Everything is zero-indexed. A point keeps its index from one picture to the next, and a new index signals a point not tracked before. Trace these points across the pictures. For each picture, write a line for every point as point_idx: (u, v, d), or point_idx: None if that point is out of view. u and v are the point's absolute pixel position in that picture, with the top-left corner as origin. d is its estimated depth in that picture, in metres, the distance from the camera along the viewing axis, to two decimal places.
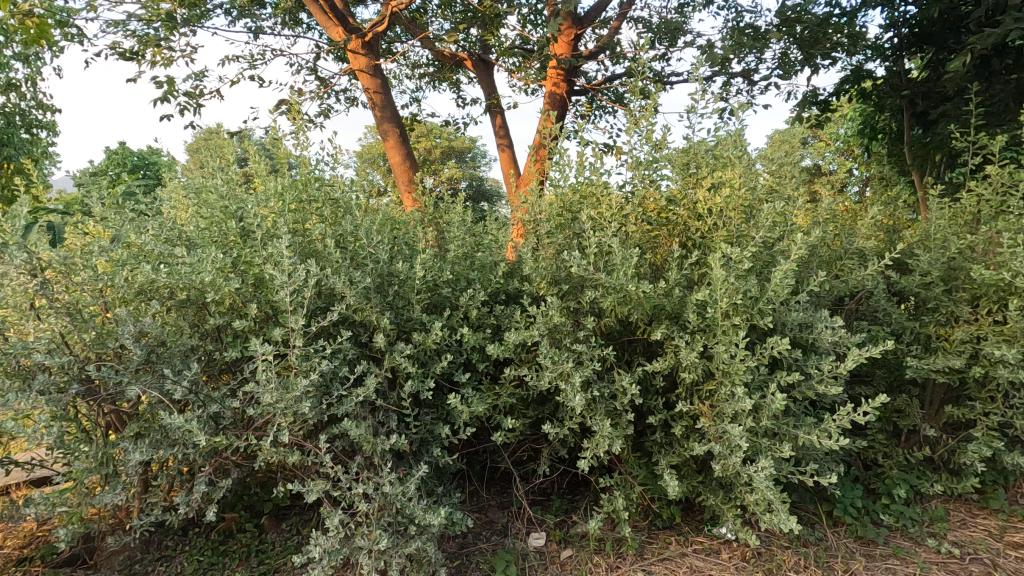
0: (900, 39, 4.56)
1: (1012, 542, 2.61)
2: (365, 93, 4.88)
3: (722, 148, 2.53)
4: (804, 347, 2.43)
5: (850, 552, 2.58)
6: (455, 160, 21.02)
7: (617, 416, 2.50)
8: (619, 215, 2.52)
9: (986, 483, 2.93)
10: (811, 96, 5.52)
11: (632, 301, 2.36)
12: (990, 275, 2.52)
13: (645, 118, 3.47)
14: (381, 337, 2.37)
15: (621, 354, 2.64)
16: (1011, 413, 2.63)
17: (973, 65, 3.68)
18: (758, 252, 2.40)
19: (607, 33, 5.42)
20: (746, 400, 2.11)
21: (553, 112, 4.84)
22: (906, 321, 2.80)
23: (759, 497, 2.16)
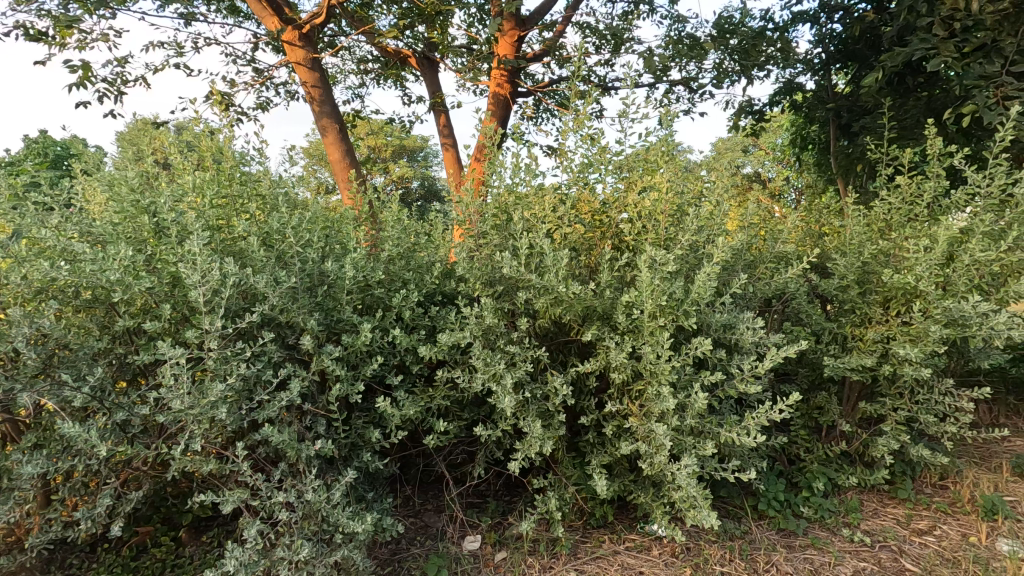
0: (827, 55, 4.80)
1: (917, 529, 2.77)
2: (302, 87, 4.72)
3: (653, 152, 2.58)
4: (729, 347, 2.51)
5: (772, 544, 2.69)
6: (407, 159, 20.76)
7: (550, 417, 2.50)
8: (551, 216, 2.54)
9: (896, 474, 3.11)
10: (747, 106, 5.74)
11: (563, 303, 2.37)
12: (897, 279, 2.67)
13: (586, 122, 3.50)
14: (307, 339, 2.29)
15: (556, 356, 2.65)
16: (917, 408, 2.80)
17: (890, 82, 3.91)
18: (685, 255, 2.46)
19: (552, 36, 5.47)
20: (670, 400, 2.15)
21: (497, 114, 4.87)
22: (823, 323, 2.95)
23: (683, 494, 2.21)
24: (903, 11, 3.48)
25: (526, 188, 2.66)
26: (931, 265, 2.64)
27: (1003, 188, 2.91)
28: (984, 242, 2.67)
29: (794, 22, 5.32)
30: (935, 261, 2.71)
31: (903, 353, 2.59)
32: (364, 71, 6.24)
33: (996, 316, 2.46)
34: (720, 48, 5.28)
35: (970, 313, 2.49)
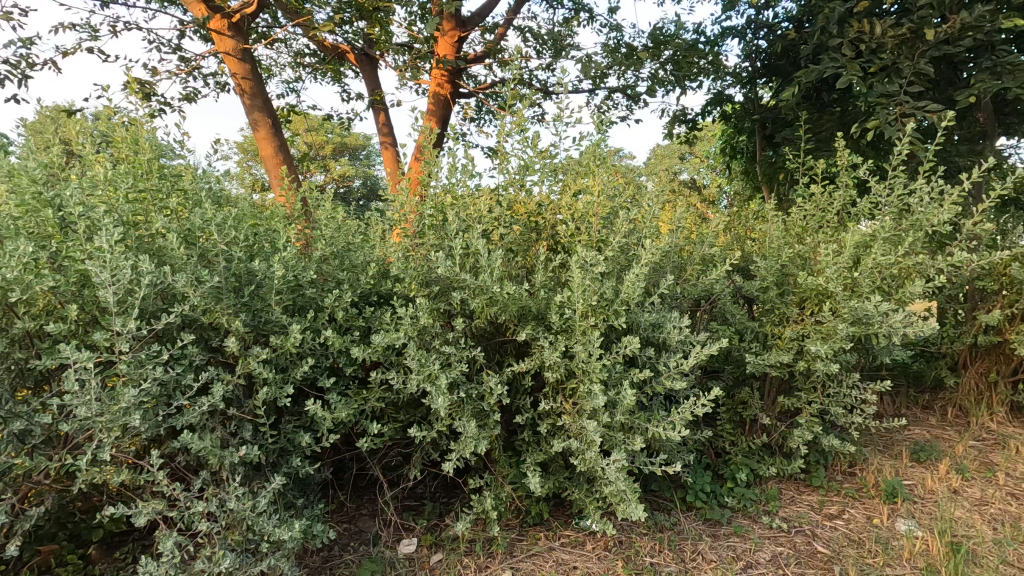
0: (753, 69, 5.07)
1: (829, 513, 2.97)
2: (232, 78, 4.53)
3: (587, 156, 2.65)
4: (657, 346, 2.61)
5: (699, 534, 2.81)
6: (348, 157, 20.26)
7: (485, 416, 2.52)
8: (487, 217, 2.55)
9: (811, 463, 3.32)
10: (681, 115, 5.98)
11: (498, 303, 2.39)
12: (811, 281, 2.87)
13: (525, 124, 3.55)
14: (231, 341, 2.19)
15: (492, 356, 2.67)
16: (828, 401, 3.01)
17: (807, 96, 4.18)
18: (616, 256, 2.54)
19: (492, 39, 5.50)
20: (600, 397, 2.21)
21: (438, 114, 4.86)
22: (746, 322, 3.12)
23: (613, 488, 2.28)
24: (817, 31, 3.74)
25: (462, 189, 2.66)
26: (839, 267, 2.85)
27: (901, 198, 3.19)
28: (885, 247, 2.90)
29: (723, 36, 5.60)
30: (844, 265, 2.92)
31: (815, 349, 2.78)
32: (301, 65, 6.05)
33: (894, 315, 2.68)
34: (655, 58, 5.48)
35: (873, 312, 2.70)
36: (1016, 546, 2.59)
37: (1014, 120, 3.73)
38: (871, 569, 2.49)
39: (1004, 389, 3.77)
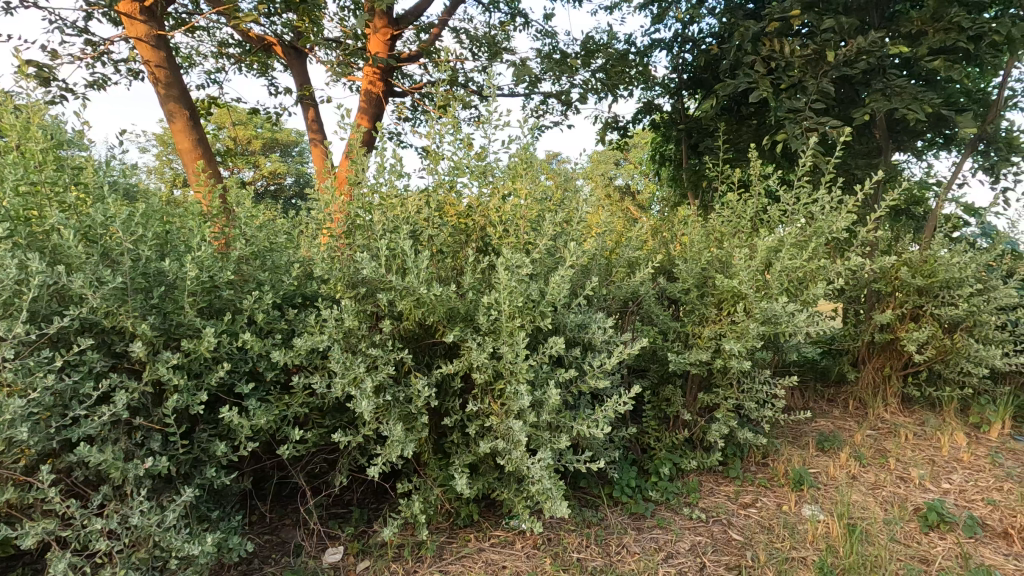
0: (679, 80, 5.30)
1: (743, 502, 3.15)
2: (145, 66, 4.25)
3: (515, 160, 2.68)
4: (583, 346, 2.67)
5: (624, 527, 2.91)
6: (279, 153, 19.47)
7: (413, 419, 2.49)
8: (415, 218, 2.53)
9: (729, 456, 3.51)
10: (613, 122, 6.17)
11: (426, 304, 2.37)
12: (726, 283, 3.03)
13: (457, 126, 3.54)
14: (136, 346, 2.06)
15: (420, 358, 2.65)
16: (743, 396, 3.19)
17: (727, 109, 4.41)
18: (543, 259, 2.58)
19: (427, 38, 5.46)
20: (526, 397, 2.25)
21: (370, 112, 4.79)
22: (669, 322, 3.26)
23: (539, 487, 2.32)
24: (734, 48, 3.97)
25: (390, 189, 2.62)
26: (751, 270, 3.04)
27: (807, 206, 3.43)
28: (792, 252, 3.12)
29: (652, 48, 5.83)
30: (756, 268, 3.11)
31: (730, 348, 2.94)
32: (224, 55, 5.76)
33: (799, 315, 2.88)
34: (587, 66, 5.62)
35: (781, 312, 2.89)
36: (902, 524, 2.85)
37: (903, 137, 4.10)
38: (778, 552, 2.66)
39: (897, 381, 4.13)
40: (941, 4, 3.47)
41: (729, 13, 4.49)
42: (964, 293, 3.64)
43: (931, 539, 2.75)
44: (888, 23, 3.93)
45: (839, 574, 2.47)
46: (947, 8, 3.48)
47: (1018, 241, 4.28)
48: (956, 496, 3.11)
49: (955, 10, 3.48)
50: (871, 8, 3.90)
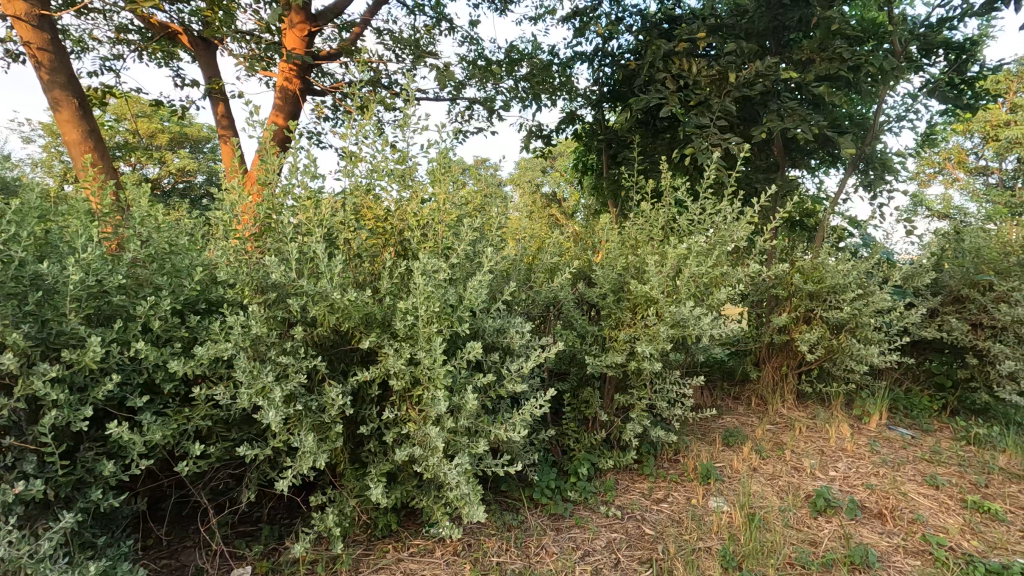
0: (600, 92, 5.49)
1: (656, 498, 3.30)
2: (24, 48, 3.85)
3: (434, 164, 2.67)
4: (502, 351, 2.70)
5: (543, 529, 2.95)
6: (189, 149, 18.23)
7: (327, 429, 2.40)
8: (329, 221, 2.46)
9: (643, 454, 3.66)
10: (537, 131, 6.29)
11: (340, 309, 2.30)
12: (639, 288, 3.17)
13: (377, 128, 3.48)
14: (5, 357, 1.84)
15: (335, 365, 2.56)
16: (656, 396, 3.34)
17: (643, 122, 4.63)
18: (462, 264, 2.58)
19: (347, 36, 5.32)
20: (443, 403, 2.23)
21: (285, 109, 4.60)
22: (587, 326, 3.36)
23: (456, 492, 2.31)
24: (648, 64, 4.17)
25: (303, 190, 2.52)
26: (662, 276, 3.19)
27: (713, 217, 3.66)
28: (699, 259, 3.31)
29: (574, 60, 6.01)
30: (666, 274, 3.28)
31: (643, 350, 3.07)
32: (122, 42, 5.33)
33: (705, 319, 3.06)
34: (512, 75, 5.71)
35: (688, 316, 3.06)
36: (795, 511, 3.09)
37: (797, 155, 4.48)
38: (686, 543, 2.80)
39: (792, 379, 4.48)
40: (826, 36, 3.82)
41: (644, 32, 4.72)
42: (848, 298, 4.02)
43: (819, 522, 3.00)
44: (783, 50, 4.29)
45: (740, 561, 2.64)
46: (832, 39, 3.85)
47: (892, 251, 4.78)
48: (841, 482, 3.41)
49: (838, 42, 3.85)
50: (768, 35, 4.24)
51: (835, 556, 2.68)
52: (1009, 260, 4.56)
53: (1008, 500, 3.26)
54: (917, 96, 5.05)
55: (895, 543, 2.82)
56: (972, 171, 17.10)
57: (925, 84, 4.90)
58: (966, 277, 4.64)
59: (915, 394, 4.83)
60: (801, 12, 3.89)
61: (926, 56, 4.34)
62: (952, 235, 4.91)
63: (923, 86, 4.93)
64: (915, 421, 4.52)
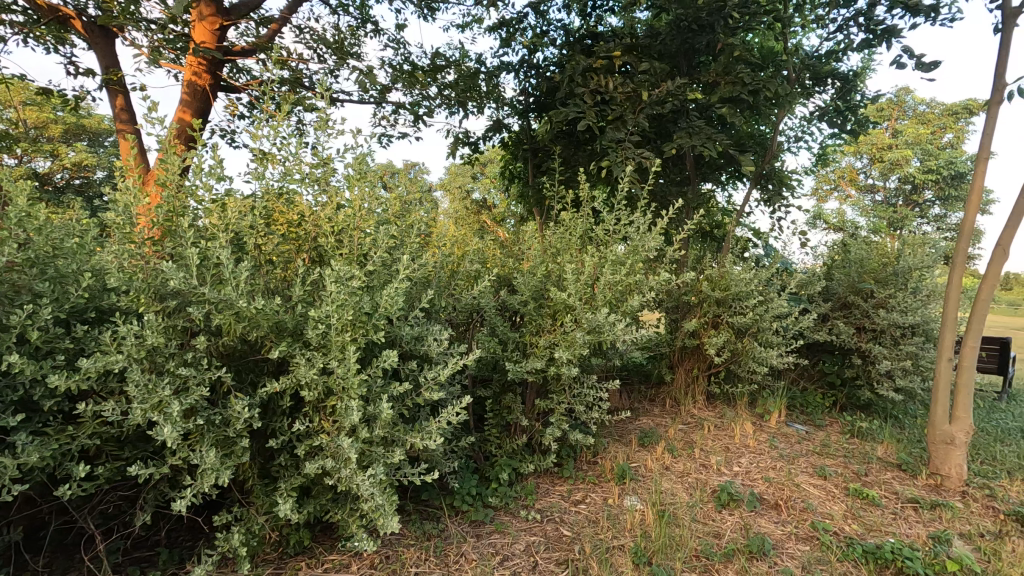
0: (525, 102, 5.60)
1: (574, 499, 3.39)
2: None
3: (350, 169, 2.61)
4: (420, 359, 2.68)
5: (463, 536, 2.96)
6: (87, 143, 16.74)
7: (232, 444, 2.28)
8: (235, 225, 2.35)
9: (564, 457, 3.76)
10: (464, 138, 6.32)
11: (247, 318, 2.20)
12: (557, 295, 3.25)
13: (294, 130, 3.37)
14: None
15: (243, 377, 2.44)
16: (575, 400, 3.44)
17: (565, 133, 4.77)
18: (378, 271, 2.54)
19: (265, 33, 5.11)
20: (356, 413, 2.18)
21: (193, 106, 4.36)
22: (508, 333, 3.41)
23: (370, 503, 2.26)
24: (568, 78, 4.31)
25: (207, 192, 2.40)
26: (579, 284, 3.30)
27: (628, 227, 3.82)
28: (615, 267, 3.45)
29: (500, 70, 6.09)
30: (584, 281, 3.39)
31: (561, 356, 3.15)
32: (4, 23, 4.83)
33: (619, 325, 3.19)
34: (437, 81, 5.71)
35: (603, 322, 3.18)
36: (701, 506, 3.27)
37: (706, 170, 4.77)
38: (601, 543, 2.89)
39: (702, 381, 4.76)
40: (729, 60, 4.11)
41: (566, 47, 4.87)
42: (749, 304, 4.32)
43: (723, 515, 3.19)
44: (694, 71, 4.56)
45: (650, 556, 2.76)
46: (734, 64, 4.14)
47: (790, 261, 5.20)
48: (743, 476, 3.65)
49: (740, 67, 4.15)
50: (680, 57, 4.50)
51: (735, 547, 2.86)
52: (887, 270, 5.07)
53: (883, 486, 3.62)
54: (810, 120, 5.54)
55: (788, 532, 3.06)
56: (862, 188, 18.88)
57: (817, 109, 5.37)
58: (852, 286, 5.12)
59: (810, 392, 5.26)
60: (707, 37, 4.17)
61: (816, 84, 4.76)
62: (841, 247, 5.41)
63: (815, 111, 5.41)
64: (809, 418, 4.92)
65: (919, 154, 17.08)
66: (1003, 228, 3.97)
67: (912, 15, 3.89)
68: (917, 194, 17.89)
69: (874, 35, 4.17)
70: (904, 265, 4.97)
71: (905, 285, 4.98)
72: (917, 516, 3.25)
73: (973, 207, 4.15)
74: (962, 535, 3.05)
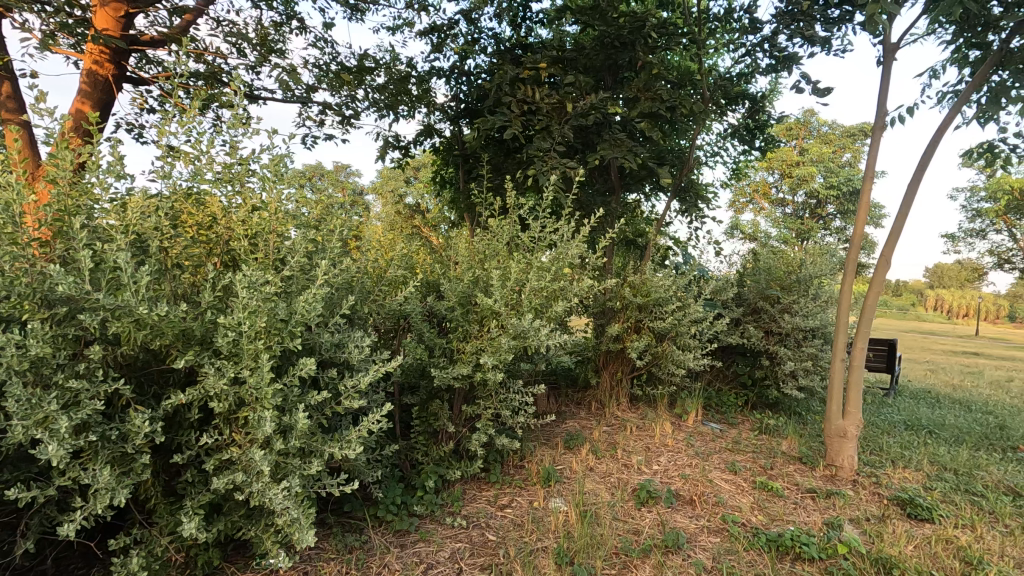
0: (456, 108, 5.61)
1: (501, 504, 3.41)
2: None
3: (267, 170, 2.52)
4: (341, 367, 2.62)
5: (387, 546, 2.90)
6: None
7: (131, 461, 2.13)
8: (137, 227, 2.19)
9: (490, 462, 3.77)
10: (394, 141, 6.23)
11: (149, 326, 2.07)
12: (483, 300, 3.28)
13: (209, 127, 3.21)
14: None
15: (145, 389, 2.28)
16: (501, 405, 3.46)
17: (494, 141, 4.82)
18: (296, 276, 2.46)
19: (178, 23, 4.82)
20: (269, 424, 2.10)
21: (93, 97, 4.04)
22: (435, 339, 3.39)
23: (284, 518, 2.18)
24: (497, 86, 4.37)
25: (105, 191, 2.23)
26: (505, 290, 3.34)
27: (554, 234, 3.92)
28: (540, 273, 3.52)
29: (431, 74, 6.07)
30: (510, 287, 3.44)
31: (487, 361, 3.17)
32: None
33: (543, 330, 3.25)
34: (366, 83, 5.60)
35: (529, 328, 3.23)
36: (622, 504, 3.39)
37: (629, 181, 4.98)
38: (526, 545, 2.93)
39: (625, 384, 4.94)
40: (649, 77, 4.32)
41: (496, 56, 4.93)
42: (668, 309, 4.54)
43: (642, 513, 3.32)
44: (618, 86, 4.75)
45: (572, 555, 2.83)
46: (654, 81, 4.35)
47: (706, 269, 5.51)
48: (661, 475, 3.82)
49: (659, 84, 4.36)
50: (605, 71, 4.67)
51: (652, 542, 2.98)
52: (791, 277, 5.48)
53: (786, 478, 3.91)
54: (724, 137, 5.91)
55: (702, 525, 3.23)
56: (773, 202, 20.32)
57: (730, 127, 5.74)
58: (761, 292, 5.49)
59: (724, 393, 5.58)
60: (629, 55, 4.36)
61: (729, 103, 5.09)
62: (751, 256, 5.80)
63: (728, 128, 5.78)
64: (723, 417, 5.22)
65: (823, 171, 18.57)
66: (886, 240, 4.41)
67: (809, 45, 4.25)
68: (821, 208, 19.47)
69: (777, 61, 4.52)
70: (806, 274, 5.39)
71: (806, 291, 5.40)
72: (815, 505, 3.53)
73: (862, 221, 4.58)
74: (852, 520, 3.34)
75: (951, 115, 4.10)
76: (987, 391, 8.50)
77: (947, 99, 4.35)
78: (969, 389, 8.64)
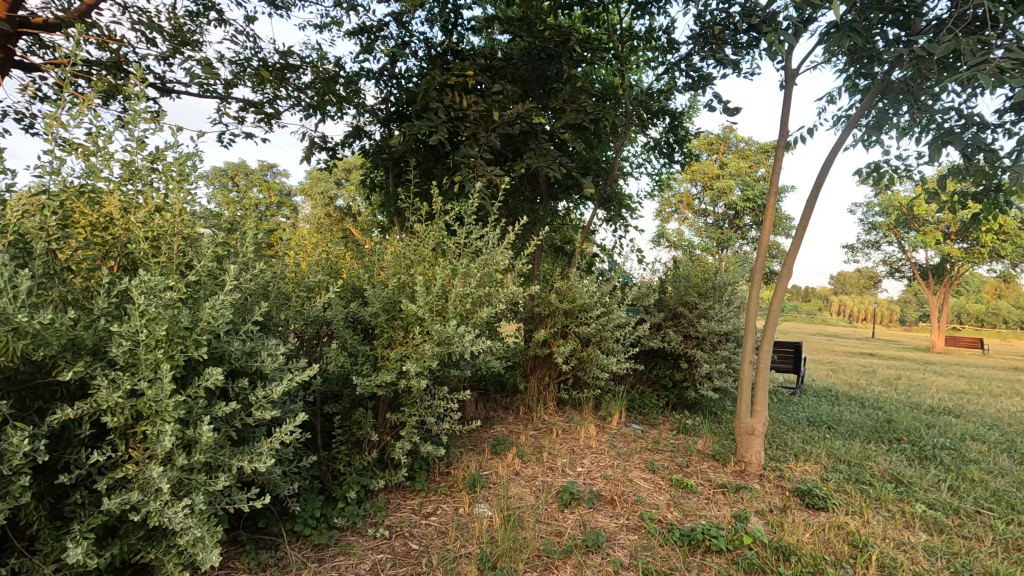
0: (386, 110, 5.52)
1: (425, 512, 3.37)
2: None
3: (171, 170, 2.37)
4: (253, 376, 2.50)
5: (304, 561, 2.80)
6: None
7: (9, 483, 1.93)
8: (17, 227, 2.00)
9: (416, 470, 3.73)
10: (321, 142, 6.05)
11: (31, 335, 1.89)
12: (407, 307, 3.24)
13: (112, 120, 2.99)
14: None
15: (27, 404, 2.09)
16: (425, 412, 3.43)
17: (423, 145, 4.79)
18: (204, 281, 2.34)
19: (77, 7, 4.46)
20: (170, 437, 1.97)
21: None
22: (358, 346, 3.31)
23: (187, 537, 2.05)
24: (425, 91, 4.35)
25: None
26: (430, 296, 3.32)
27: (481, 240, 3.93)
28: (465, 280, 3.52)
29: (360, 75, 5.94)
30: (435, 294, 3.42)
31: (410, 368, 3.13)
32: None
33: (467, 336, 3.26)
34: (290, 81, 5.42)
35: (453, 334, 3.22)
36: (546, 507, 3.45)
37: (556, 189, 5.08)
38: (448, 553, 2.91)
39: (553, 388, 5.04)
40: (574, 90, 4.44)
41: (426, 60, 4.90)
42: (593, 315, 4.67)
43: (565, 514, 3.39)
44: (546, 96, 4.86)
45: (495, 560, 2.84)
46: (579, 93, 4.48)
47: (629, 276, 5.72)
48: (584, 476, 3.92)
49: (584, 96, 4.49)
50: (533, 81, 4.76)
51: (573, 543, 3.05)
52: (708, 284, 5.79)
53: (700, 475, 4.12)
54: (647, 149, 6.17)
55: (620, 524, 3.33)
56: (697, 212, 21.44)
57: (652, 140, 6.00)
58: (680, 298, 5.77)
59: (647, 395, 5.80)
60: (555, 66, 4.47)
61: (651, 118, 5.32)
62: (672, 264, 6.07)
63: (651, 141, 6.05)
64: (645, 418, 5.43)
65: (740, 184, 19.79)
66: (790, 250, 4.75)
67: (721, 67, 4.54)
68: (739, 218, 20.74)
69: (693, 80, 4.78)
70: (720, 281, 5.72)
71: (721, 297, 5.73)
72: (724, 499, 3.74)
73: (768, 231, 4.92)
74: (758, 512, 3.57)
75: (843, 136, 4.49)
76: (880, 389, 9.30)
77: (840, 122, 4.77)
78: (865, 387, 9.43)
